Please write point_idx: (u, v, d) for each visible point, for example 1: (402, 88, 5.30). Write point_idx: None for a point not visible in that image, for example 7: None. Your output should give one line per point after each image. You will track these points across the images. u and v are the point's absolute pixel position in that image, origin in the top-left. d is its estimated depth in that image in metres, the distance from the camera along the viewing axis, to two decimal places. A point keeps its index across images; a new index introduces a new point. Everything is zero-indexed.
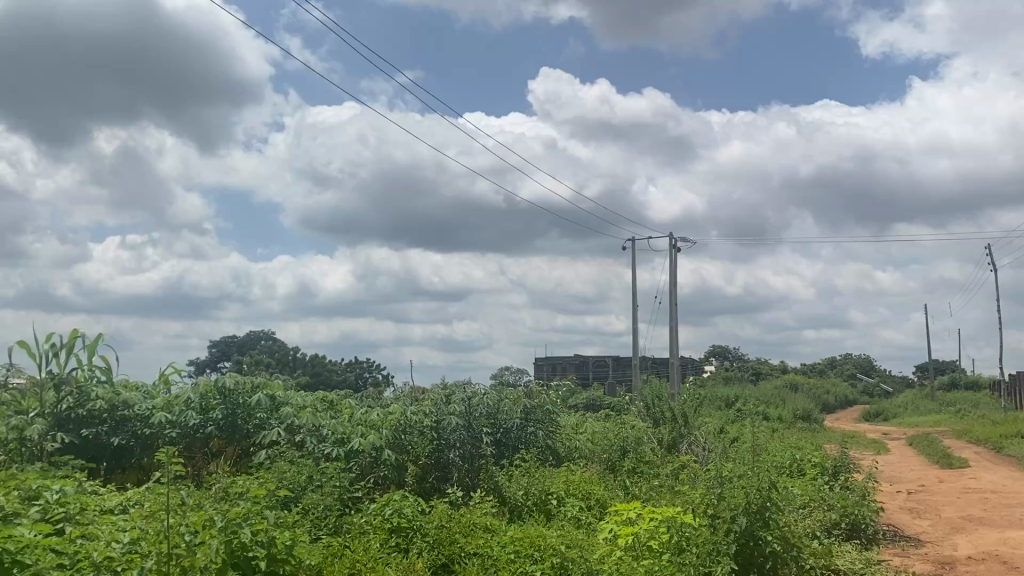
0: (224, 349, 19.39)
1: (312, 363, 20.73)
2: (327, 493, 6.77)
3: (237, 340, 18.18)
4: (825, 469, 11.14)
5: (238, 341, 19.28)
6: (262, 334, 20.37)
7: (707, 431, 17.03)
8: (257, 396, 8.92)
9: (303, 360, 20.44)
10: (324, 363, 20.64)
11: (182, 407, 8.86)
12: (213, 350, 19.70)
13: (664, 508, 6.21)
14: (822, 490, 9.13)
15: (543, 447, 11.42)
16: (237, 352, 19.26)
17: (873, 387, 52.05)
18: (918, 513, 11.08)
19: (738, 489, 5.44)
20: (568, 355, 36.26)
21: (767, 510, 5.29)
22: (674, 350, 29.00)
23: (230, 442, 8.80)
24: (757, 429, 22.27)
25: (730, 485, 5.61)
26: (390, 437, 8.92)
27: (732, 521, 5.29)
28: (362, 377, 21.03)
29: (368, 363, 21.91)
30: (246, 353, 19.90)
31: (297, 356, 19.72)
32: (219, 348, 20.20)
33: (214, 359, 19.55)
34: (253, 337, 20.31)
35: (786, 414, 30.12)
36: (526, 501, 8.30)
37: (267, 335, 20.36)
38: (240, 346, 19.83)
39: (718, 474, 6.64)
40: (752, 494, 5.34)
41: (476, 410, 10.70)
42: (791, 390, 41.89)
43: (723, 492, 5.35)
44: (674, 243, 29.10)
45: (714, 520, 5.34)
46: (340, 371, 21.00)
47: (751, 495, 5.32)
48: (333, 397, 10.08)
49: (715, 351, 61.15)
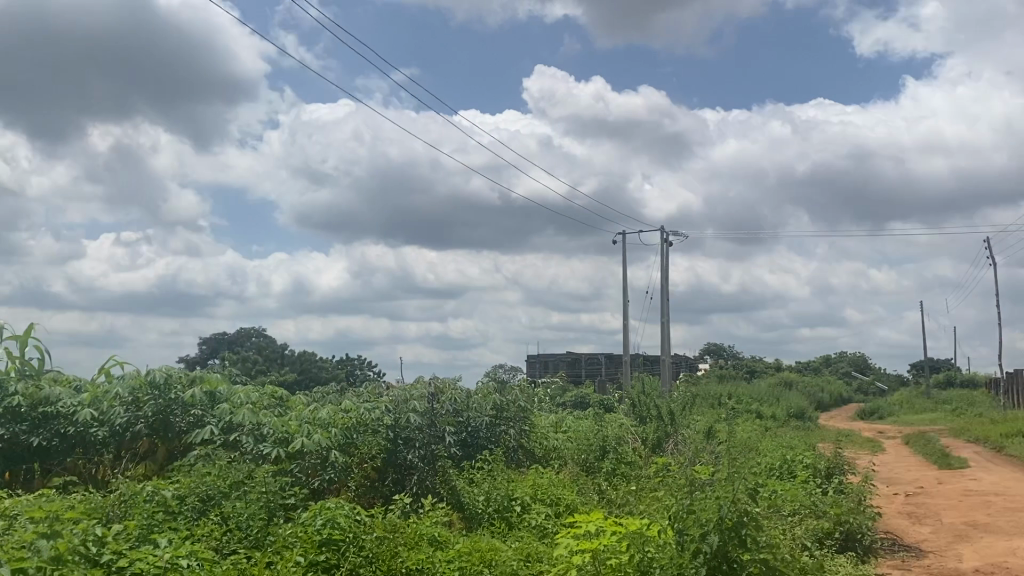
0: (212, 346, 18.96)
1: (301, 359, 20.04)
2: (252, 503, 5.95)
3: (218, 335, 17.58)
4: (817, 472, 10.34)
5: (225, 337, 18.89)
6: (255, 330, 20.00)
7: (693, 430, 16.18)
8: (192, 391, 8.12)
9: (291, 356, 19.76)
10: (313, 359, 19.97)
11: (111, 403, 8.05)
12: (202, 347, 19.17)
13: (632, 520, 5.45)
14: (813, 495, 8.36)
15: (515, 447, 10.63)
16: (223, 348, 18.70)
17: (868, 385, 51.53)
18: (917, 518, 10.32)
19: (710, 501, 4.69)
20: (562, 352, 35.57)
21: (746, 527, 4.52)
22: (666, 347, 28.26)
23: (160, 443, 7.97)
24: (749, 427, 21.57)
25: (702, 496, 4.86)
26: (340, 437, 8.12)
27: (702, 541, 4.51)
28: (353, 373, 20.27)
29: (358, 360, 21.25)
30: (236, 350, 19.39)
31: (281, 352, 19.05)
32: (208, 344, 19.68)
33: (201, 355, 19.01)
34: (245, 333, 19.96)
35: (779, 411, 29.46)
36: (488, 507, 7.52)
37: (258, 332, 20.05)
38: (230, 343, 19.30)
39: (691, 481, 5.86)
40: (726, 507, 4.57)
41: (441, 409, 9.93)
42: (786, 388, 41.31)
43: (694, 502, 4.60)
44: (665, 237, 28.47)
45: (682, 537, 4.58)
46: (330, 367, 20.30)
47: (724, 509, 4.56)
48: (283, 391, 9.28)
49: (709, 350, 60.63)
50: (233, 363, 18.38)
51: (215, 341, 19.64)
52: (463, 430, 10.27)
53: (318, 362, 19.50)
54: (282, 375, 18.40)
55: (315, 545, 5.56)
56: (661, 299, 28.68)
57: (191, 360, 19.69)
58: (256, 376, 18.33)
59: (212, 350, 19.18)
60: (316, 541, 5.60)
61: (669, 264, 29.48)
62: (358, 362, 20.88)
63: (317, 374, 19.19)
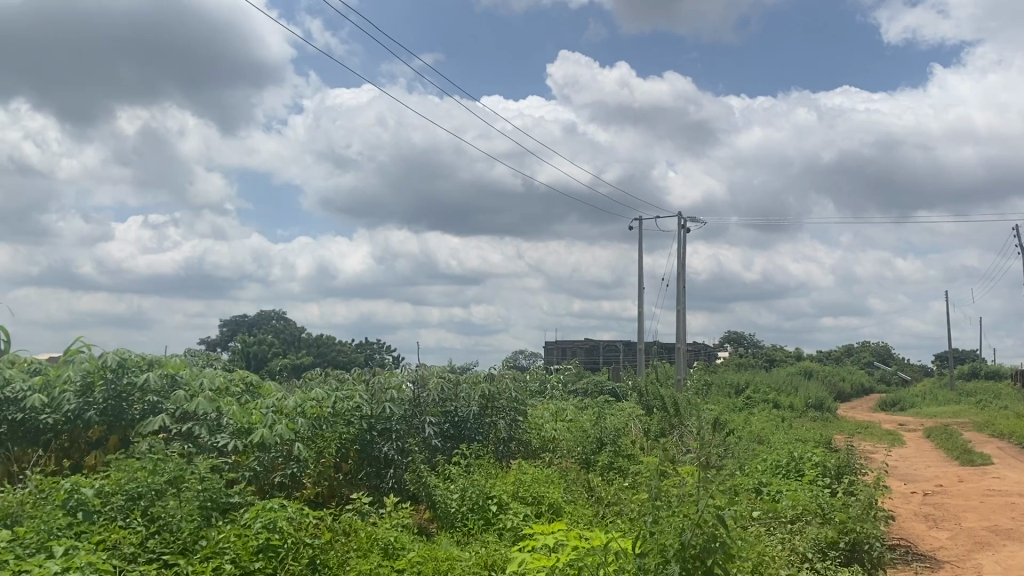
0: (231, 327, 19.17)
1: (320, 343, 19.65)
2: (187, 503, 5.37)
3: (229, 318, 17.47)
4: (827, 471, 9.63)
5: (241, 319, 18.83)
6: (275, 313, 19.94)
7: (702, 421, 15.44)
8: (146, 375, 7.51)
9: (310, 340, 19.45)
10: (332, 342, 19.44)
11: (62, 389, 7.46)
12: (223, 329, 19.44)
13: (598, 533, 4.90)
14: (818, 497, 7.70)
15: (505, 440, 10.05)
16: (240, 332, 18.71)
17: (891, 374, 50.51)
18: (935, 522, 9.60)
19: (673, 520, 4.27)
20: (581, 339, 34.99)
21: (711, 556, 3.99)
22: (681, 335, 27.54)
23: (112, 431, 7.41)
24: (764, 419, 20.88)
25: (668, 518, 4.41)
26: (307, 428, 7.53)
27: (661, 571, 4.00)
28: (372, 358, 19.74)
29: (380, 344, 20.54)
30: (254, 332, 19.41)
31: (301, 333, 18.59)
32: (230, 326, 19.79)
33: (223, 337, 19.35)
34: (266, 316, 19.92)
35: (797, 401, 28.70)
36: (462, 507, 6.92)
37: (278, 316, 19.93)
38: (250, 325, 19.55)
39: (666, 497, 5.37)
40: (689, 531, 4.06)
41: (423, 401, 9.38)
42: (806, 378, 40.48)
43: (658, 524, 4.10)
44: (682, 223, 27.72)
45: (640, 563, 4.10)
46: (349, 350, 19.84)
47: (686, 535, 4.05)
48: (253, 377, 8.73)
49: (730, 339, 59.83)
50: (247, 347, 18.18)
51: (236, 324, 19.61)
52: (448, 421, 9.71)
53: (334, 345, 19.03)
54: (298, 358, 18.01)
55: (250, 551, 4.97)
56: (677, 286, 27.94)
57: (212, 343, 19.62)
58: (270, 359, 17.93)
59: (231, 332, 19.24)
60: (252, 547, 5.00)
61: (685, 250, 28.72)
62: (374, 345, 20.42)
63: (331, 358, 18.75)
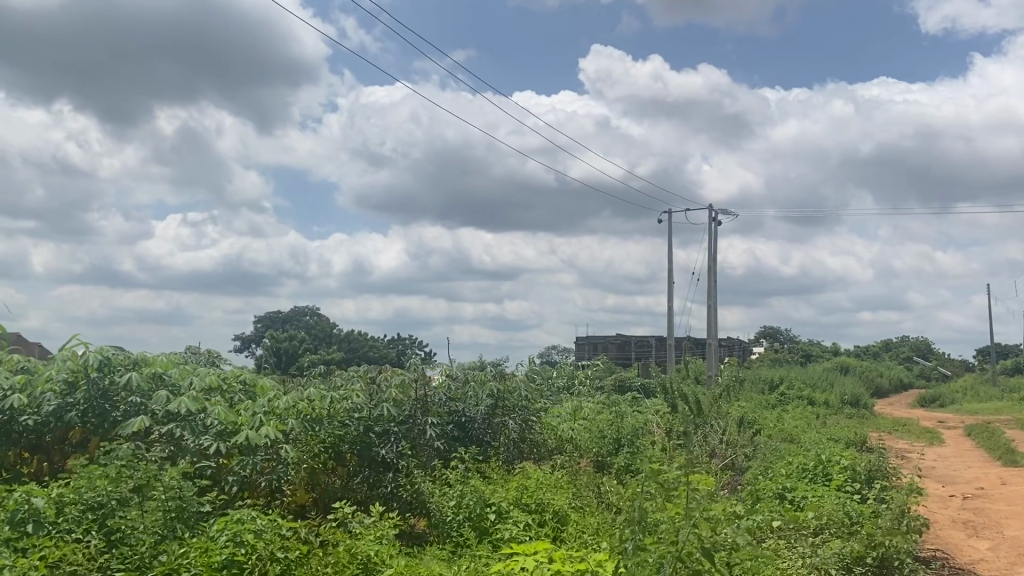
0: (266, 324, 19.05)
1: (353, 339, 19.37)
2: (150, 514, 4.99)
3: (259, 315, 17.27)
4: (856, 475, 9.03)
5: (272, 315, 18.63)
6: (308, 309, 19.73)
7: (727, 421, 14.79)
8: (129, 375, 7.09)
9: (343, 336, 19.17)
10: (364, 338, 19.19)
11: (42, 389, 7.05)
12: (257, 325, 19.30)
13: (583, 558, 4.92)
14: (845, 505, 7.14)
15: (517, 441, 9.59)
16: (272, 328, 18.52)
17: (931, 369, 49.23)
18: (976, 530, 8.94)
19: None
20: (613, 334, 34.42)
21: None
22: (713, 331, 26.88)
23: (94, 433, 6.98)
24: (797, 417, 20.16)
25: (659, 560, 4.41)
26: (298, 429, 7.12)
27: None
28: (403, 353, 19.49)
29: (411, 340, 20.23)
30: (287, 328, 19.20)
31: (331, 328, 18.35)
32: (263, 322, 19.62)
33: (257, 333, 19.21)
34: (299, 312, 19.67)
35: (833, 398, 27.87)
36: (458, 515, 6.49)
37: (312, 312, 19.70)
38: (285, 321, 19.37)
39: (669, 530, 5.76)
40: None
41: (428, 401, 8.95)
42: (842, 373, 39.51)
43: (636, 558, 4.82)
44: (714, 217, 27.06)
45: None
46: (380, 346, 19.56)
47: None
48: (247, 374, 8.36)
49: (765, 333, 58.77)
50: (278, 343, 17.97)
51: (270, 319, 19.40)
52: (455, 421, 9.27)
53: (365, 341, 18.70)
54: (328, 354, 17.74)
55: (212, 568, 4.58)
56: (708, 280, 27.25)
57: (246, 339, 19.50)
58: (301, 355, 17.72)
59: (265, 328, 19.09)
60: (214, 563, 4.62)
61: (716, 244, 28.01)
62: (406, 342, 20.06)
63: (362, 354, 18.42)
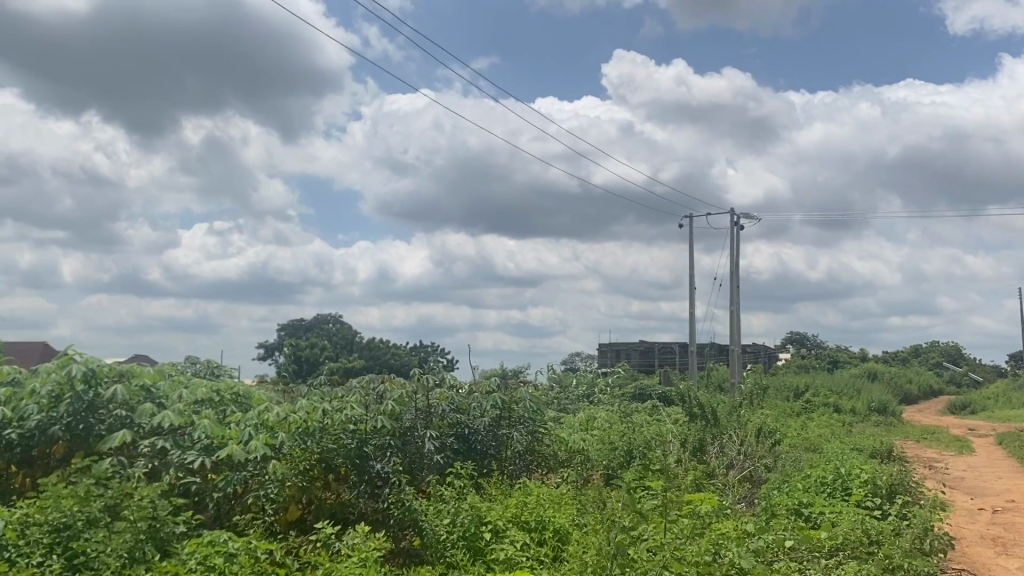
0: (289, 331, 18.90)
1: (376, 346, 19.13)
2: (118, 535, 4.73)
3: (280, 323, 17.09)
4: (878, 490, 8.61)
5: (294, 322, 18.45)
6: (331, 316, 19.55)
7: (746, 430, 14.33)
8: (114, 388, 6.85)
9: (366, 344, 18.94)
10: (387, 346, 18.95)
11: (26, 402, 6.83)
12: (280, 332, 19.15)
13: None
14: (864, 522, 6.76)
15: (523, 453, 9.27)
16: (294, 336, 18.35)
17: (961, 375, 48.23)
18: (1006, 546, 8.48)
19: None
20: (636, 340, 34.00)
21: None
22: (737, 337, 26.38)
23: (78, 448, 6.73)
24: (823, 425, 19.64)
25: None
26: (288, 443, 6.84)
27: None
28: (426, 360, 19.22)
29: (434, 347, 19.95)
30: (309, 335, 19.03)
31: (352, 336, 18.13)
32: (286, 329, 19.45)
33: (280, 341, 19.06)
34: (322, 319, 19.52)
35: (860, 405, 27.26)
36: (451, 533, 6.19)
37: (335, 319, 19.51)
38: (308, 328, 19.19)
39: (670, 554, 5.42)
40: None
41: (431, 412, 8.64)
42: (870, 380, 38.77)
43: None
44: (735, 221, 26.64)
45: None
46: (403, 353, 19.32)
47: None
48: (240, 385, 8.10)
49: (792, 339, 58.04)
50: (299, 351, 17.77)
51: (292, 326, 19.24)
52: (458, 433, 8.96)
53: (387, 349, 18.45)
54: (349, 362, 17.51)
55: None
56: (730, 286, 26.77)
57: (269, 346, 19.36)
58: (321, 363, 17.52)
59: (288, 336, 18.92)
60: None
61: (739, 248, 27.56)
62: (428, 349, 19.79)
63: (383, 361, 18.19)
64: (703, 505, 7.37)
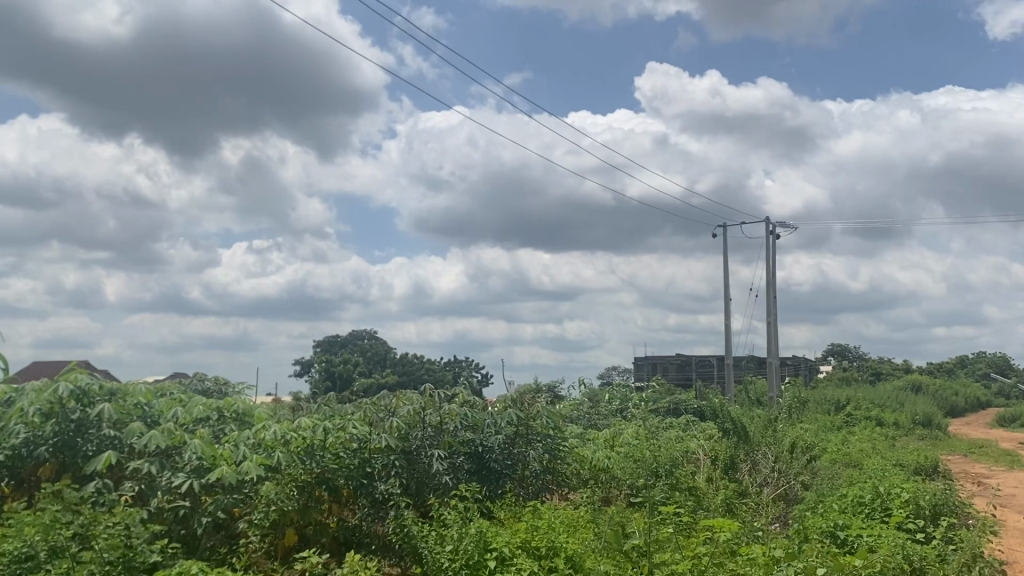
0: (326, 346, 18.66)
1: (411, 361, 18.76)
2: (81, 567, 4.40)
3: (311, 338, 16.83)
4: (920, 511, 8.00)
5: (330, 338, 18.18)
6: (366, 332, 19.26)
7: (781, 446, 13.69)
8: (103, 405, 6.50)
9: (401, 359, 18.60)
10: (421, 361, 18.58)
11: (13, 421, 6.53)
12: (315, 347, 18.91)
13: None
14: (906, 547, 6.18)
15: (541, 471, 8.79)
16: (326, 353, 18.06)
17: (1011, 387, 46.63)
18: None
19: None
20: (673, 354, 33.32)
21: None
22: (775, 349, 25.63)
23: (66, 469, 6.41)
24: (865, 440, 18.85)
25: None
26: (284, 462, 6.45)
27: None
28: (460, 375, 18.81)
29: (469, 362, 19.53)
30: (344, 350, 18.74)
31: (385, 351, 17.80)
32: (322, 344, 19.18)
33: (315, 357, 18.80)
34: (358, 335, 19.23)
35: (905, 419, 26.29)
36: (452, 562, 5.75)
37: (370, 335, 19.21)
38: (343, 343, 18.90)
39: None
40: None
41: (443, 430, 8.20)
42: (915, 392, 37.58)
43: None
44: (770, 229, 26.01)
45: None
46: (437, 368, 18.94)
47: None
48: (240, 402, 7.73)
49: (834, 351, 56.73)
50: (331, 367, 17.49)
51: (328, 342, 18.99)
52: (471, 451, 8.51)
53: (421, 364, 18.09)
54: (382, 377, 17.18)
55: None
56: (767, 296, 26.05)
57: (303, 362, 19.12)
58: (354, 379, 17.22)
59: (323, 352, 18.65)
60: None
61: (775, 257, 26.88)
62: (464, 363, 19.39)
63: (417, 377, 17.81)
64: (728, 528, 6.83)
